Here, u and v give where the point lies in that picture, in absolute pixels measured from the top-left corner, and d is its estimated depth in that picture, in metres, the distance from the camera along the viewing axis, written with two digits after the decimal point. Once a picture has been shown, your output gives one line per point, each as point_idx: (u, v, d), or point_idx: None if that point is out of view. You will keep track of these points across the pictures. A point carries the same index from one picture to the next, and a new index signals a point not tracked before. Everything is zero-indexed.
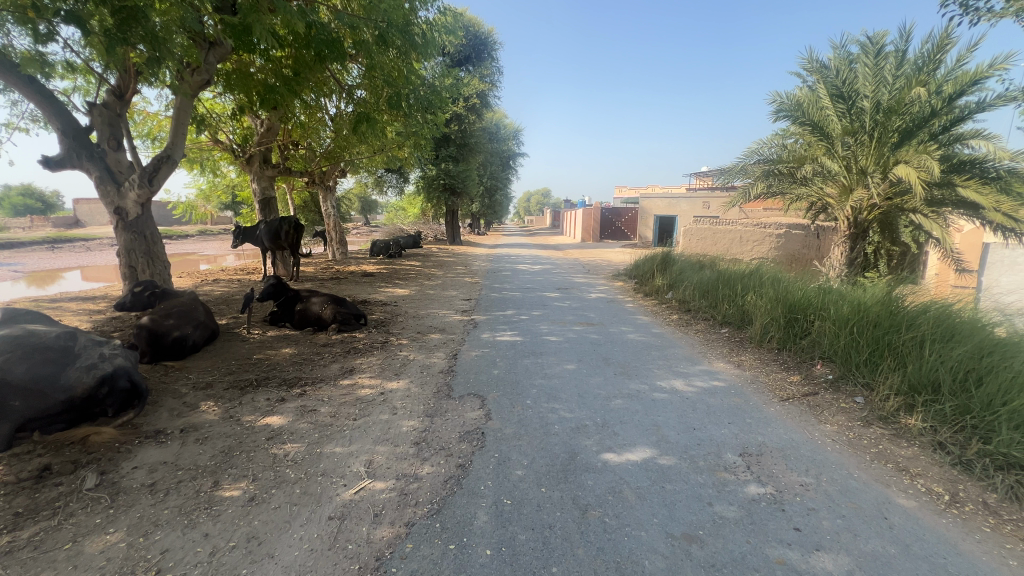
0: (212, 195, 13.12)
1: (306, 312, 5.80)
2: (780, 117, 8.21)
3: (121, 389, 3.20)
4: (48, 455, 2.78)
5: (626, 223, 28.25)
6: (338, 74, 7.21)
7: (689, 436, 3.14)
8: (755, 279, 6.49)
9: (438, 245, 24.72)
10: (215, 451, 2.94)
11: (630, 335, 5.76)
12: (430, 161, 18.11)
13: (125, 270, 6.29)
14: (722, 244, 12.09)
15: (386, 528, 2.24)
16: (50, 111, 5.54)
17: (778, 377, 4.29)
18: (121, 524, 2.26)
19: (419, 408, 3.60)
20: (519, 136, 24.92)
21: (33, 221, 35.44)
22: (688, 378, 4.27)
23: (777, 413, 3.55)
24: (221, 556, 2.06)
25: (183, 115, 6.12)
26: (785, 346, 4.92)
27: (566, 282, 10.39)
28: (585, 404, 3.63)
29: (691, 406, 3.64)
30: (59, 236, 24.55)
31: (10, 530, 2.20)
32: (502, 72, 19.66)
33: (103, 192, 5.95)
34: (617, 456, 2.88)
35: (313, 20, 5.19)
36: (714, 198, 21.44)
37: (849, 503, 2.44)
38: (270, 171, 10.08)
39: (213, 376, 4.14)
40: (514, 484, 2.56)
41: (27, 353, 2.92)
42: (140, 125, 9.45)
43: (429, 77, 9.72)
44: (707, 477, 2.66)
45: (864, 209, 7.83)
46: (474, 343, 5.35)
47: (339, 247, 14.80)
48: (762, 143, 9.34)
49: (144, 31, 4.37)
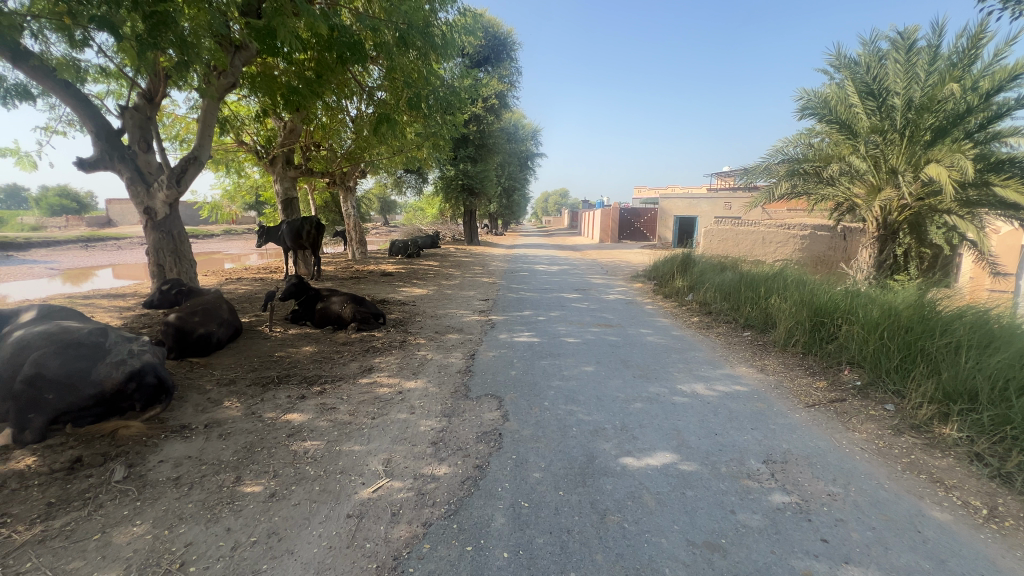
0: (237, 196, 13.41)
1: (326, 311, 5.88)
2: (806, 114, 8.01)
3: (148, 384, 3.26)
4: (79, 448, 2.87)
5: (645, 223, 27.90)
6: (358, 76, 7.30)
7: (710, 442, 3.07)
8: (780, 281, 6.33)
9: (457, 245, 24.85)
10: (237, 447, 2.98)
11: (650, 338, 5.68)
12: (449, 162, 18.24)
13: (153, 268, 6.47)
14: (743, 245, 11.87)
15: (403, 527, 2.25)
16: (84, 113, 5.72)
17: (803, 382, 4.17)
18: (148, 516, 2.32)
19: (437, 408, 3.61)
20: (538, 137, 24.89)
21: (68, 220, 36.87)
22: (709, 382, 4.19)
23: (802, 419, 3.46)
24: (243, 551, 2.09)
25: (210, 118, 6.25)
26: (811, 351, 4.78)
27: (583, 282, 10.32)
28: (603, 407, 3.60)
29: (713, 411, 3.57)
30: (92, 236, 25.13)
31: (43, 518, 2.28)
32: (521, 72, 19.67)
33: (133, 192, 6.12)
34: (637, 460, 2.83)
35: (335, 23, 5.26)
36: (736, 198, 20.95)
37: (879, 514, 2.36)
38: (293, 171, 10.26)
39: (236, 373, 4.22)
40: (531, 487, 2.54)
41: (61, 348, 3.02)
42: (168, 128, 9.74)
43: (449, 78, 9.83)
44: (730, 484, 2.59)
45: (894, 209, 7.58)
46: (492, 344, 5.36)
47: (360, 247, 15.01)
48: (786, 142, 9.11)
49: (174, 36, 4.53)
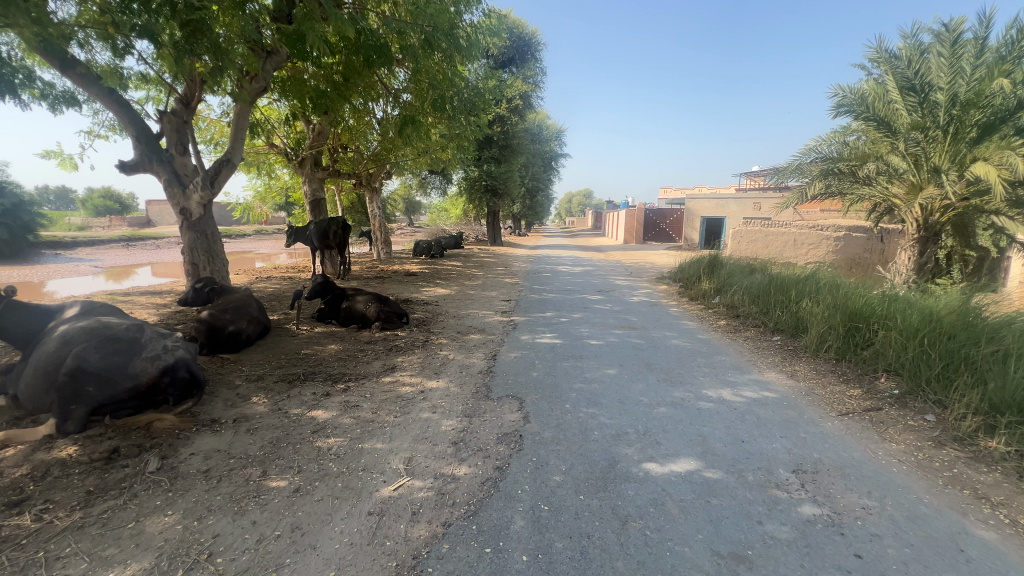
0: (267, 196, 13.81)
1: (351, 310, 5.98)
2: (841, 111, 7.66)
3: (180, 378, 3.38)
4: (116, 439, 3.00)
5: (671, 223, 27.41)
6: (385, 78, 7.41)
7: (737, 449, 2.98)
8: (811, 285, 6.12)
9: (480, 245, 25.01)
10: (264, 442, 3.05)
11: (674, 341, 5.56)
12: (473, 163, 18.33)
13: (188, 267, 6.71)
14: (773, 247, 11.54)
15: (423, 526, 2.25)
16: (125, 118, 5.97)
17: (836, 390, 4.00)
18: (179, 507, 2.39)
19: (458, 408, 3.62)
20: (562, 137, 24.76)
21: (111, 220, 38.65)
22: (736, 387, 4.07)
23: (835, 428, 3.33)
24: (268, 545, 2.13)
25: (242, 122, 6.44)
26: (844, 357, 4.59)
27: (607, 284, 10.22)
28: (626, 411, 3.54)
29: (739, 417, 3.47)
30: (133, 235, 26.31)
31: (83, 506, 2.38)
32: (546, 72, 19.60)
33: (170, 194, 6.35)
34: (660, 466, 2.77)
35: (362, 27, 5.35)
36: (765, 198, 20.34)
37: (918, 531, 2.24)
38: (321, 173, 10.47)
39: (264, 369, 4.33)
40: (551, 490, 2.52)
41: (100, 342, 3.15)
42: (204, 131, 10.10)
43: (474, 79, 9.90)
44: (757, 493, 2.51)
45: (936, 210, 7.25)
46: (514, 344, 5.34)
47: (385, 247, 15.23)
48: (820, 140, 8.78)
49: (209, 43, 4.70)
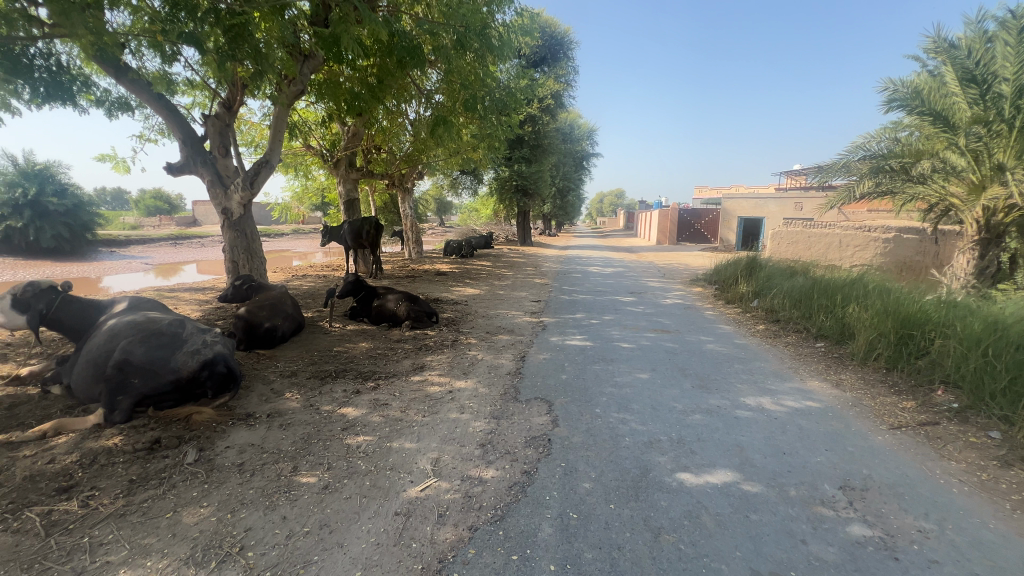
0: (304, 197, 14.23)
1: (382, 308, 6.06)
2: (893, 106, 7.26)
3: (219, 373, 3.45)
4: (158, 430, 3.11)
5: (706, 223, 26.69)
6: (418, 80, 7.49)
7: (778, 462, 2.83)
8: (859, 289, 5.80)
9: (510, 245, 25.04)
10: (296, 438, 3.11)
11: (709, 345, 5.38)
12: (504, 163, 18.35)
13: (229, 265, 6.96)
14: (816, 249, 11.05)
15: (449, 530, 2.23)
16: (172, 123, 6.24)
17: (887, 402, 3.75)
18: (213, 499, 2.45)
19: (486, 409, 3.59)
20: (594, 136, 24.48)
21: (161, 219, 40.81)
22: (776, 396, 3.88)
23: (886, 442, 3.12)
24: (297, 541, 2.15)
25: (280, 123, 6.62)
26: (896, 366, 4.31)
27: (638, 285, 10.01)
28: (659, 417, 3.42)
29: (780, 428, 3.30)
30: (181, 234, 27.64)
31: (125, 494, 2.47)
32: (578, 71, 19.41)
33: (213, 194, 6.60)
34: (695, 477, 2.65)
35: (396, 29, 5.41)
36: (808, 198, 19.47)
37: (984, 559, 2.05)
38: (355, 173, 10.69)
39: (298, 365, 4.43)
40: (580, 498, 2.44)
41: (145, 337, 3.27)
42: (245, 134, 10.50)
43: (506, 79, 9.89)
44: (800, 510, 2.36)
45: (1000, 210, 6.76)
46: (543, 346, 5.28)
47: (416, 247, 15.43)
48: (869, 137, 8.29)
49: (250, 48, 4.88)
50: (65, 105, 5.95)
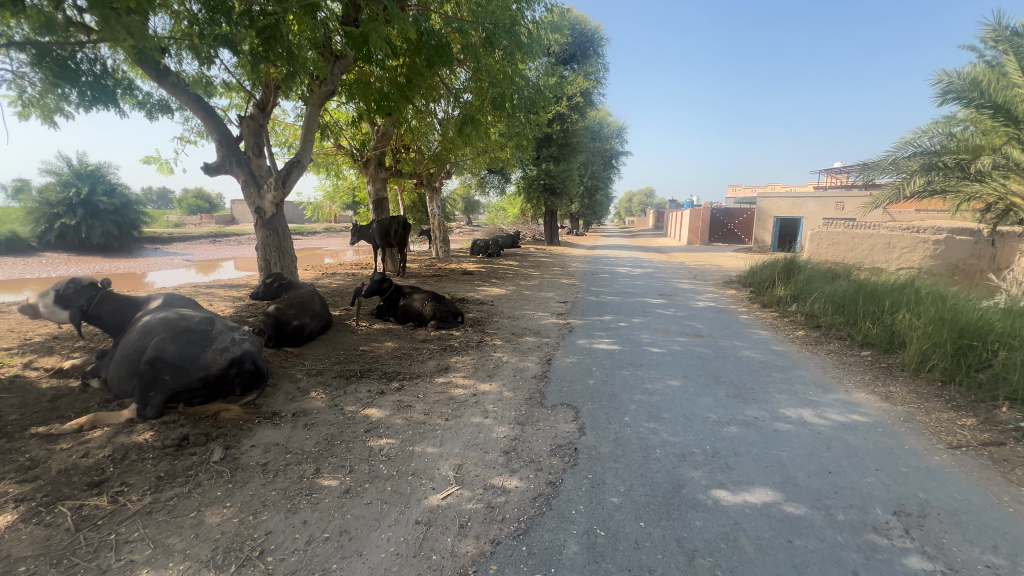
0: (336, 196, 14.50)
1: (408, 308, 6.05)
2: (947, 99, 6.76)
3: (247, 370, 3.48)
4: (187, 427, 3.15)
5: (740, 223, 25.84)
6: (446, 79, 7.46)
7: (823, 481, 2.63)
8: (909, 294, 5.43)
9: (537, 245, 24.90)
10: (319, 438, 3.09)
11: (745, 352, 5.12)
12: (532, 162, 18.23)
13: (261, 262, 7.10)
14: (859, 251, 10.49)
15: (470, 542, 2.15)
16: (209, 124, 6.40)
17: (943, 418, 3.46)
18: (236, 500, 2.44)
19: (511, 414, 3.49)
20: (624, 134, 24.06)
21: (202, 217, 42.46)
22: (819, 408, 3.64)
23: (944, 463, 2.86)
24: (316, 547, 2.11)
25: (311, 123, 6.71)
26: (953, 379, 3.99)
27: (669, 287, 9.73)
28: (692, 428, 3.25)
29: (824, 443, 3.08)
30: (220, 231, 28.69)
31: (152, 491, 2.49)
32: (608, 68, 19.07)
33: (247, 194, 6.75)
34: (731, 495, 2.49)
35: (425, 28, 5.38)
36: (850, 197, 18.53)
37: None
38: (384, 173, 10.77)
39: (324, 364, 4.45)
40: (609, 513, 2.32)
41: (176, 334, 3.33)
42: (279, 135, 10.74)
43: (535, 77, 9.77)
44: (850, 537, 2.17)
45: None
46: (569, 349, 5.15)
47: (444, 246, 15.50)
48: (918, 132, 7.73)
49: (282, 49, 4.93)
50: (110, 108, 6.18)
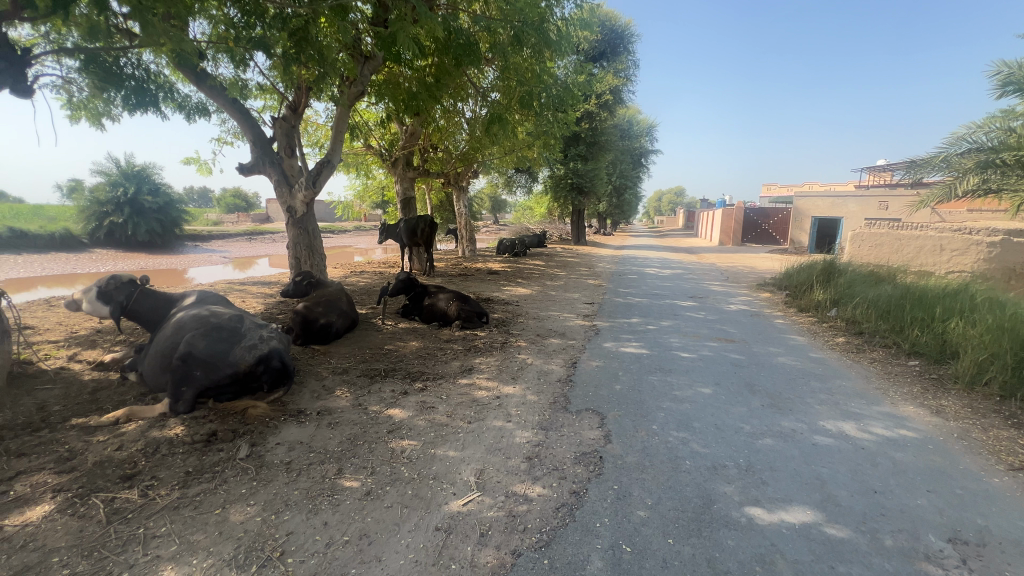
0: (365, 196, 14.72)
1: (433, 307, 6.05)
2: (1007, 91, 6.36)
3: (274, 367, 3.53)
4: (216, 422, 3.21)
5: (774, 224, 24.96)
6: (474, 78, 7.43)
7: (867, 501, 2.46)
8: (963, 301, 5.07)
9: (564, 245, 24.69)
10: (342, 438, 3.09)
11: (781, 359, 4.89)
12: (559, 161, 18.07)
13: (291, 260, 7.24)
14: (905, 253, 9.92)
15: (491, 552, 2.09)
16: (244, 125, 6.56)
17: (1003, 437, 3.19)
18: (260, 498, 2.46)
19: (534, 419, 3.42)
20: (653, 132, 23.58)
21: (240, 216, 43.98)
22: (862, 421, 3.42)
23: (1005, 487, 2.62)
24: (335, 550, 2.09)
25: (341, 124, 6.80)
26: (1014, 395, 3.69)
27: (700, 289, 9.45)
28: (724, 439, 3.10)
29: (868, 460, 2.88)
30: (256, 229, 29.64)
31: (180, 486, 2.54)
32: (639, 65, 18.70)
33: (279, 193, 6.89)
34: (767, 513, 2.35)
35: (452, 27, 5.35)
36: (895, 197, 17.59)
37: None
38: (411, 172, 10.85)
39: (350, 363, 4.48)
40: (635, 528, 2.22)
41: (207, 331, 3.39)
42: (311, 135, 10.97)
43: (564, 75, 9.66)
44: (900, 565, 2.01)
45: None
46: (595, 352, 5.04)
47: (470, 245, 15.54)
48: (973, 127, 7.29)
49: (312, 51, 4.99)
50: (153, 111, 6.40)
